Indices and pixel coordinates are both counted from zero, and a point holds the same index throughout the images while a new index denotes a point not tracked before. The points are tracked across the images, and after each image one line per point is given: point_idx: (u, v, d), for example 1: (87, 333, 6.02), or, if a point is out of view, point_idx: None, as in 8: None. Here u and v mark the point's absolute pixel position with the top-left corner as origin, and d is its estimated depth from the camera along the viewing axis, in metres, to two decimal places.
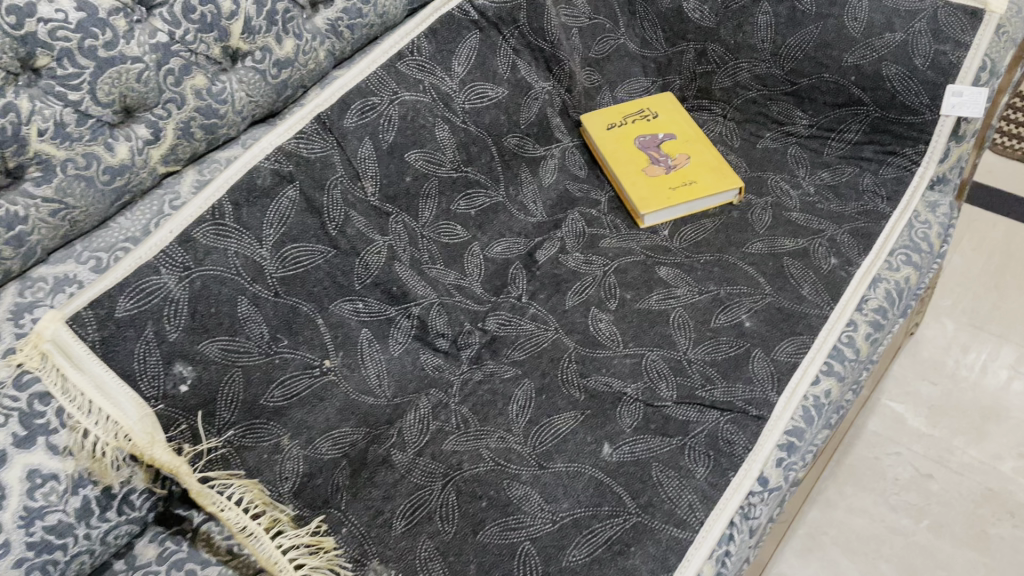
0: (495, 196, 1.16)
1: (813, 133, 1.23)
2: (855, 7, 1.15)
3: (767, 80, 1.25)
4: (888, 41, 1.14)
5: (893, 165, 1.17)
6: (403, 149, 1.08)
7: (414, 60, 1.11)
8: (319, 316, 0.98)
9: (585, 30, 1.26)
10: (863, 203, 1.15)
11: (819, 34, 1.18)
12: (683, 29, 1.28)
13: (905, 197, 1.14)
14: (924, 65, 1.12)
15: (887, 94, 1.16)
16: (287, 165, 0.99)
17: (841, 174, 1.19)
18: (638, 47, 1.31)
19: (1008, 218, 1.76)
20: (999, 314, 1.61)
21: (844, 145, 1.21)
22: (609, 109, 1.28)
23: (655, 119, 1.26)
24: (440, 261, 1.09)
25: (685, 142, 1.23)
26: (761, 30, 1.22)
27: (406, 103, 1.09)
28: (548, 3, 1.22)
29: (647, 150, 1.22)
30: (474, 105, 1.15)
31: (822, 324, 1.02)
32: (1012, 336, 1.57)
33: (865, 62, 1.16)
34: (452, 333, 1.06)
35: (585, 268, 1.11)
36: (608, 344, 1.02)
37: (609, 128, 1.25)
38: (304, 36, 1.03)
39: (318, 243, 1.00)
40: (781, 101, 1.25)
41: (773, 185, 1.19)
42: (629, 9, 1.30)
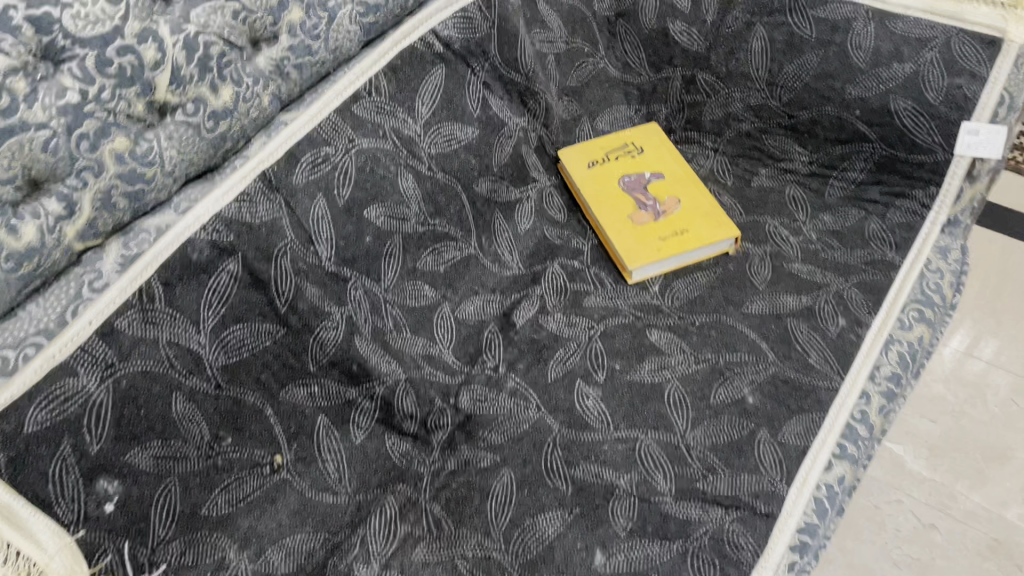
0: (467, 249, 1.05)
1: (812, 172, 1.11)
2: (859, 34, 1.05)
3: (762, 112, 1.14)
4: (896, 73, 1.04)
5: (902, 210, 1.06)
6: (360, 206, 0.96)
7: (372, 102, 0.98)
8: (269, 407, 0.87)
9: (562, 57, 1.15)
10: (871, 251, 1.05)
11: (819, 63, 1.08)
12: (669, 53, 1.18)
13: (915, 246, 1.04)
14: (937, 100, 1.02)
15: (895, 130, 1.05)
16: (228, 234, 0.86)
17: (845, 219, 1.08)
18: (620, 71, 1.20)
19: (1006, 235, 1.67)
20: (997, 341, 1.52)
21: (847, 185, 1.09)
22: (590, 143, 1.16)
23: (640, 155, 1.15)
24: (407, 328, 0.98)
25: (674, 182, 1.11)
26: (756, 57, 1.12)
27: (365, 152, 0.97)
28: (522, 28, 1.09)
29: (632, 192, 1.10)
30: (439, 150, 1.03)
31: (832, 400, 0.92)
32: (1011, 365, 1.49)
33: (870, 95, 1.05)
34: (422, 414, 0.94)
35: (568, 332, 1.00)
36: (597, 426, 0.91)
37: (590, 167, 1.13)
38: (244, 81, 0.89)
39: (265, 321, 0.87)
40: (777, 135, 1.13)
41: (770, 231, 1.08)
42: (608, 30, 1.18)
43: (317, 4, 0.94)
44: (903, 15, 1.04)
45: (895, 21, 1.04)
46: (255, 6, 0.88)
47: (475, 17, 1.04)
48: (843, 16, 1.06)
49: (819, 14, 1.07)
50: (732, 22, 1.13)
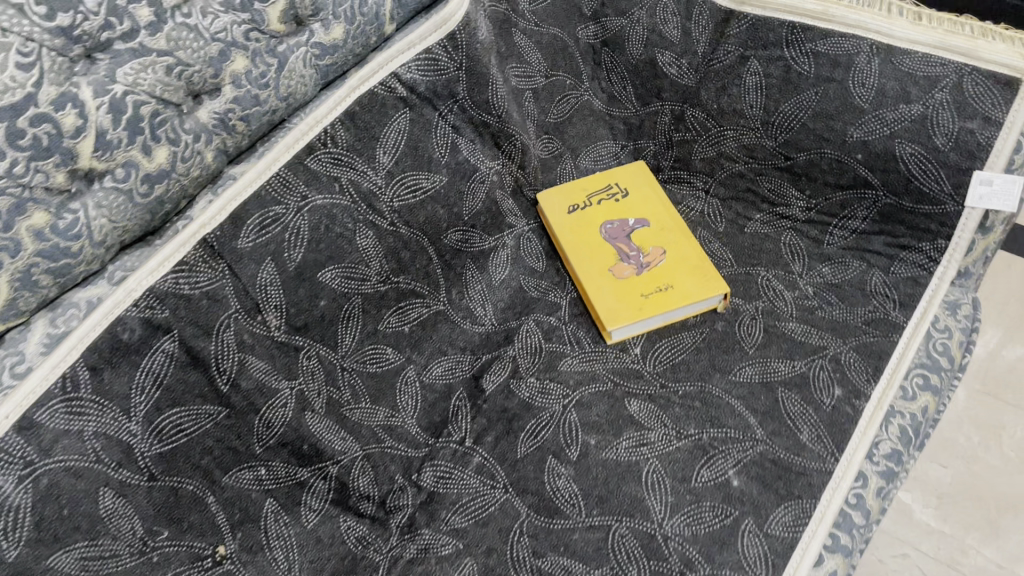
0: (434, 305, 0.98)
1: (810, 218, 1.02)
2: (862, 70, 0.96)
3: (756, 152, 1.04)
4: (902, 115, 0.95)
5: (908, 262, 0.97)
6: (313, 269, 0.89)
7: (327, 154, 0.90)
8: (210, 494, 0.80)
9: (541, 92, 1.08)
10: (873, 308, 0.96)
11: (819, 103, 0.99)
12: (657, 86, 1.09)
13: (922, 303, 0.96)
14: (946, 146, 0.93)
15: (901, 178, 0.96)
16: (163, 310, 0.80)
17: (845, 271, 0.99)
18: (605, 104, 1.12)
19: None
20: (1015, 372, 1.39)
21: (848, 234, 1.00)
22: (571, 184, 1.08)
23: (623, 199, 1.07)
24: (366, 397, 0.91)
25: (659, 229, 1.03)
26: (751, 93, 1.03)
27: (319, 209, 0.89)
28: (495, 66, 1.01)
29: (614, 240, 1.03)
30: (401, 202, 0.95)
31: (825, 483, 0.84)
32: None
33: (874, 138, 0.96)
34: (380, 493, 0.88)
35: (541, 401, 0.93)
36: (568, 511, 0.84)
37: (570, 212, 1.05)
38: (182, 139, 0.82)
39: (205, 403, 0.81)
40: (773, 177, 1.04)
41: (763, 285, 1.00)
42: (593, 58, 1.11)
43: (264, 51, 0.86)
44: (911, 50, 0.95)
45: (901, 57, 0.95)
46: (192, 59, 0.80)
47: (442, 56, 0.96)
48: (845, 51, 0.97)
49: (818, 48, 0.98)
50: (724, 56, 1.04)
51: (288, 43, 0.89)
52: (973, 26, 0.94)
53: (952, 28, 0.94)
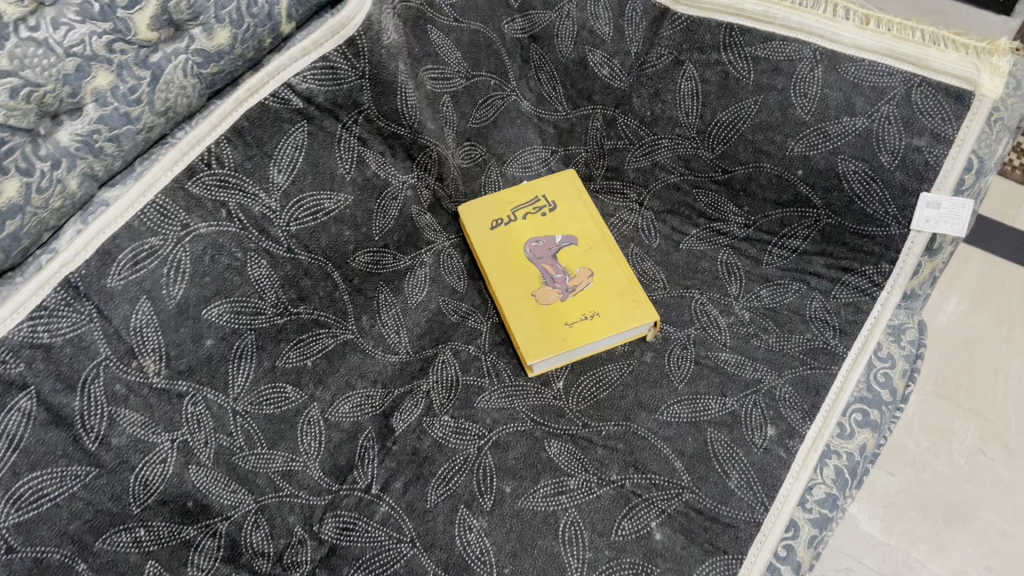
0: (344, 333, 0.89)
1: (749, 236, 0.95)
2: (804, 79, 0.89)
3: (692, 163, 0.97)
4: (845, 128, 0.87)
5: (849, 286, 0.91)
6: (198, 305, 0.80)
7: (212, 175, 0.81)
8: (81, 561, 0.72)
9: (461, 95, 0.98)
10: (811, 336, 0.90)
11: (758, 112, 0.91)
12: (589, 88, 1.01)
13: (864, 331, 0.89)
14: (891, 164, 0.86)
15: (843, 197, 0.89)
16: (17, 363, 0.71)
17: (785, 294, 0.93)
18: (533, 105, 1.03)
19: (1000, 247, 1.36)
20: (972, 369, 1.26)
21: (786, 254, 0.94)
22: (495, 196, 0.99)
23: (551, 213, 0.99)
24: (262, 442, 0.82)
25: (588, 247, 0.96)
26: (686, 100, 0.95)
27: (203, 238, 0.81)
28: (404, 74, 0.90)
29: (539, 261, 0.95)
30: (299, 225, 0.86)
31: (754, 535, 0.78)
32: (986, 401, 1.24)
33: (815, 153, 0.89)
34: (276, 549, 0.79)
35: (454, 442, 0.85)
36: (477, 568, 0.78)
37: (494, 228, 0.97)
38: (38, 168, 0.72)
39: (70, 463, 0.73)
40: (709, 192, 0.97)
41: (696, 310, 0.93)
42: (522, 55, 1.01)
43: (132, 63, 0.76)
44: (857, 57, 0.87)
45: (846, 65, 0.87)
46: (42, 78, 0.70)
47: (340, 64, 0.86)
48: (786, 57, 0.89)
49: (758, 52, 0.90)
50: (656, 60, 0.96)
51: (163, 52, 0.79)
52: (925, 31, 0.86)
53: (902, 33, 0.86)
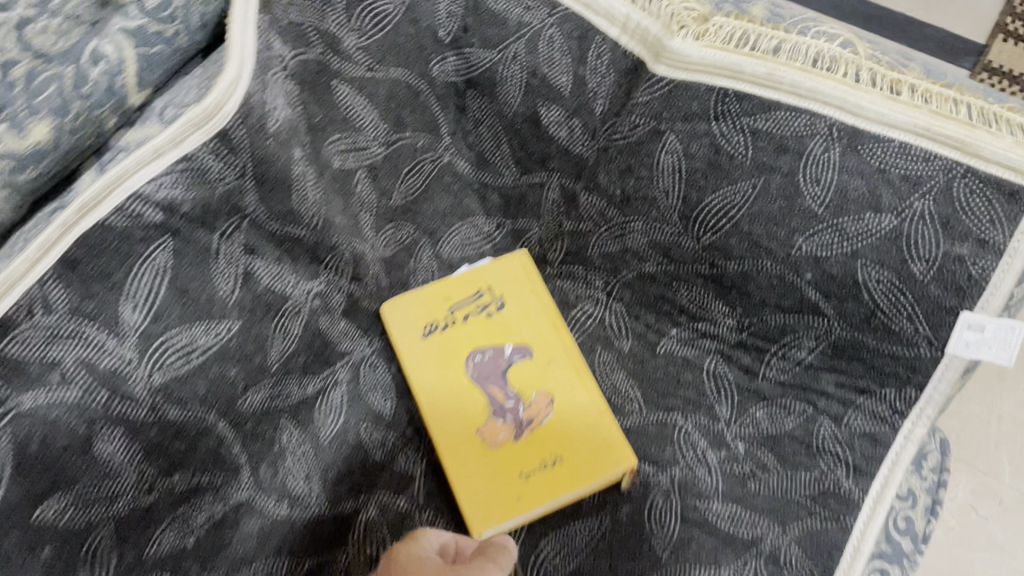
0: (238, 491, 0.70)
1: (742, 341, 0.78)
2: (816, 161, 0.69)
3: (672, 252, 0.77)
4: (868, 227, 0.69)
5: (865, 412, 0.75)
6: (25, 509, 0.59)
7: (36, 329, 0.59)
8: None
9: (380, 167, 0.77)
10: (821, 476, 0.74)
11: (757, 200, 0.72)
12: (542, 151, 0.80)
13: (883, 471, 0.73)
14: (925, 275, 0.69)
15: (863, 309, 0.71)
16: None
17: (786, 417, 0.76)
18: (473, 166, 0.83)
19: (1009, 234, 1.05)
20: (978, 403, 1.00)
21: (790, 365, 0.76)
22: (427, 290, 0.79)
23: (498, 312, 0.79)
24: None
25: (546, 362, 0.77)
26: (666, 177, 0.75)
27: (29, 416, 0.58)
28: (299, 164, 0.68)
29: (486, 382, 0.76)
30: (166, 373, 0.65)
31: None
32: (1004, 450, 0.98)
33: (830, 255, 0.71)
34: None
35: None
36: None
37: (427, 335, 0.78)
38: None
39: None
40: (692, 286, 0.78)
41: (679, 442, 0.76)
42: (456, 103, 0.80)
43: None
44: (885, 137, 0.68)
45: (870, 146, 0.68)
46: None
47: (208, 160, 0.64)
48: (793, 133, 0.70)
49: (757, 125, 0.70)
50: (628, 129, 0.75)
51: None
52: (972, 105, 0.67)
53: (941, 107, 0.67)
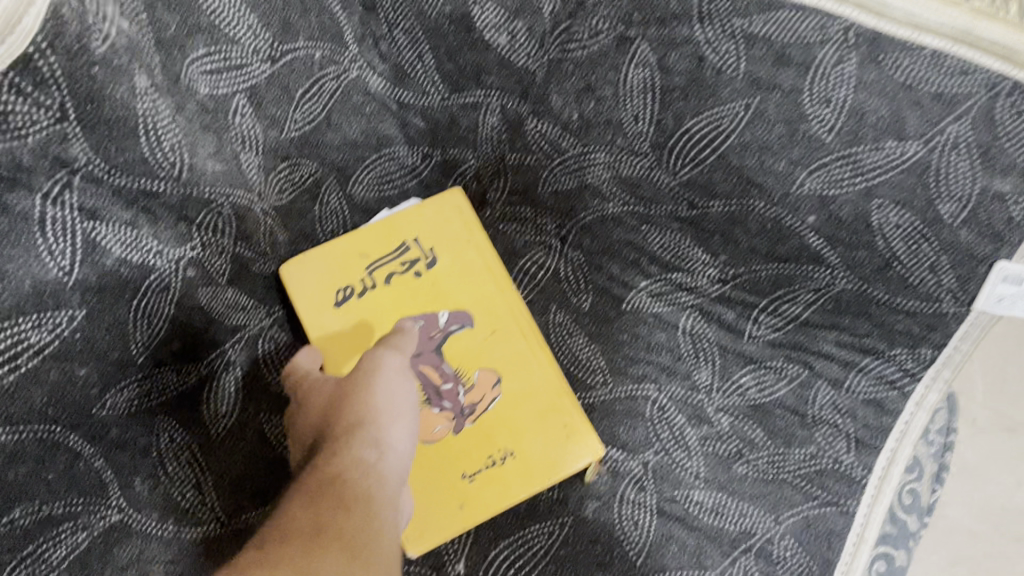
0: (106, 513, 0.54)
1: (725, 295, 0.65)
2: (829, 76, 0.53)
3: (642, 189, 0.64)
4: (889, 159, 0.55)
5: (870, 374, 0.63)
6: None
7: None
8: None
9: (267, 91, 0.58)
10: (818, 454, 0.62)
11: (750, 124, 0.57)
12: (477, 63, 0.63)
13: (891, 444, 0.62)
14: (957, 217, 0.55)
15: (875, 260, 0.58)
16: None
17: (776, 383, 0.64)
18: (387, 83, 0.65)
19: None
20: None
21: (782, 322, 0.64)
22: (337, 245, 0.63)
23: (427, 269, 0.64)
24: None
25: (489, 331, 0.63)
26: (635, 98, 0.60)
27: None
28: (161, 99, 0.51)
29: (415, 360, 0.61)
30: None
31: None
32: None
33: (838, 194, 0.57)
34: None
35: None
36: None
37: (339, 303, 0.62)
38: None
39: None
40: (667, 229, 0.65)
41: (652, 419, 0.64)
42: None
43: None
44: (915, 46, 0.51)
45: (895, 54, 0.52)
46: None
47: (5, 99, 0.44)
48: (799, 39, 0.53)
49: (754, 28, 0.54)
50: (590, 36, 0.59)
51: None
52: None
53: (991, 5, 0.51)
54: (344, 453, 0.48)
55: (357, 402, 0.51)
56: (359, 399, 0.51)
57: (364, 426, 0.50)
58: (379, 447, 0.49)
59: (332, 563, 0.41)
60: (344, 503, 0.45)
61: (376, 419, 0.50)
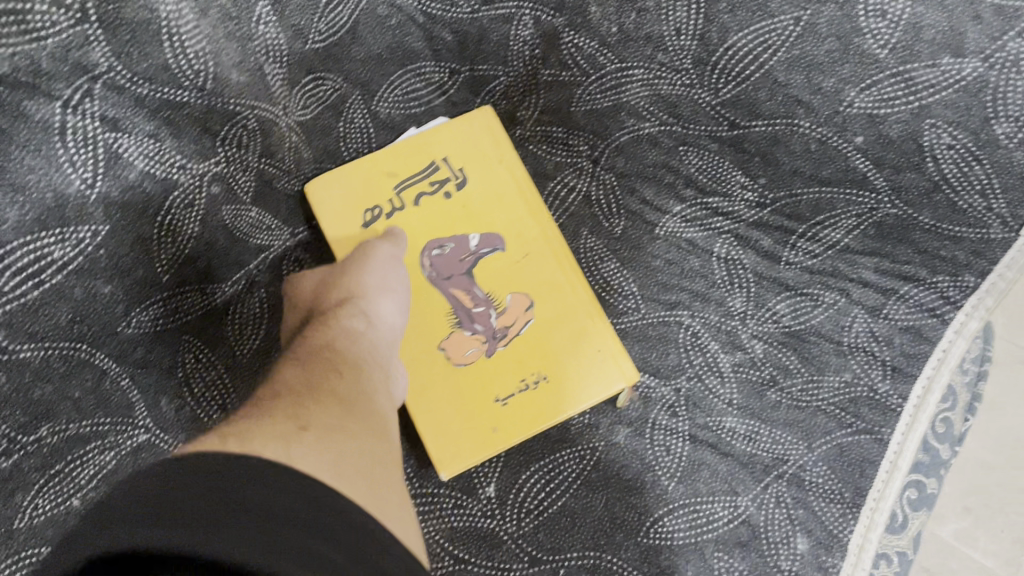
0: (134, 433, 0.53)
1: (763, 220, 0.63)
2: None
3: (680, 110, 0.63)
4: (942, 76, 0.54)
5: (909, 302, 0.61)
6: None
7: None
8: None
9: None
10: (853, 382, 0.61)
11: (801, 39, 0.56)
12: None
13: (930, 371, 0.60)
14: (1011, 137, 0.55)
15: (924, 182, 0.58)
16: None
17: (813, 310, 0.62)
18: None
19: None
20: None
21: (820, 248, 0.62)
22: (366, 164, 0.61)
23: (459, 190, 0.62)
24: None
25: (522, 254, 0.61)
26: (677, 10, 0.59)
27: None
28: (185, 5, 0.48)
29: (446, 284, 0.59)
30: (4, 306, 0.45)
31: None
32: None
33: (888, 113, 0.56)
34: None
35: None
36: None
37: (368, 223, 0.60)
38: None
39: None
40: (704, 150, 0.64)
41: (684, 345, 0.63)
42: None
43: None
44: None
45: None
46: None
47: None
48: None
49: None
50: None
51: None
52: None
53: None
54: (331, 325, 0.48)
55: (342, 283, 0.52)
56: (344, 280, 0.52)
57: (350, 302, 0.50)
58: (363, 318, 0.50)
59: (325, 408, 0.38)
60: (335, 366, 0.44)
61: (359, 295, 0.51)
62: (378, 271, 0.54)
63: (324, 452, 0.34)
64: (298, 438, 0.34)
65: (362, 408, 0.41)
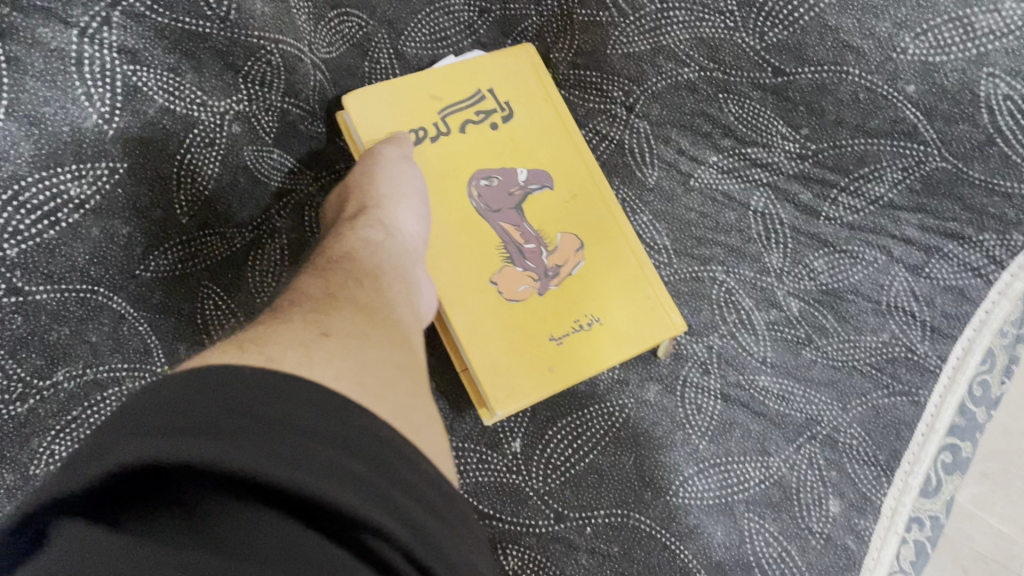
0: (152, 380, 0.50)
1: (803, 173, 0.61)
2: None
3: (720, 55, 0.60)
4: (1005, 21, 0.52)
5: (953, 260, 0.59)
6: None
7: None
8: None
9: None
10: (890, 342, 0.59)
11: None
12: None
13: (971, 333, 0.60)
14: None
15: (977, 134, 0.56)
16: None
17: (852, 266, 0.60)
18: None
19: None
20: None
21: (861, 203, 0.60)
22: (413, 84, 0.57)
23: (505, 122, 0.59)
24: None
25: (569, 195, 0.59)
26: None
27: None
28: None
29: (497, 216, 0.56)
30: (21, 245, 0.43)
31: None
32: None
33: (944, 60, 0.54)
34: None
35: None
36: None
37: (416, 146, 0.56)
38: None
39: None
40: (744, 99, 0.61)
41: (718, 301, 0.61)
42: None
43: None
44: None
45: None
46: None
47: None
48: None
49: None
50: None
51: None
52: None
53: None
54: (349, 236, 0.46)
55: (360, 195, 0.50)
56: (362, 189, 0.50)
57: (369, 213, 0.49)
58: (383, 227, 0.48)
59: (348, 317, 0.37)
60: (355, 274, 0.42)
61: (379, 205, 0.49)
62: (396, 177, 0.51)
63: (347, 359, 0.33)
64: (316, 349, 0.33)
65: (385, 315, 0.40)
